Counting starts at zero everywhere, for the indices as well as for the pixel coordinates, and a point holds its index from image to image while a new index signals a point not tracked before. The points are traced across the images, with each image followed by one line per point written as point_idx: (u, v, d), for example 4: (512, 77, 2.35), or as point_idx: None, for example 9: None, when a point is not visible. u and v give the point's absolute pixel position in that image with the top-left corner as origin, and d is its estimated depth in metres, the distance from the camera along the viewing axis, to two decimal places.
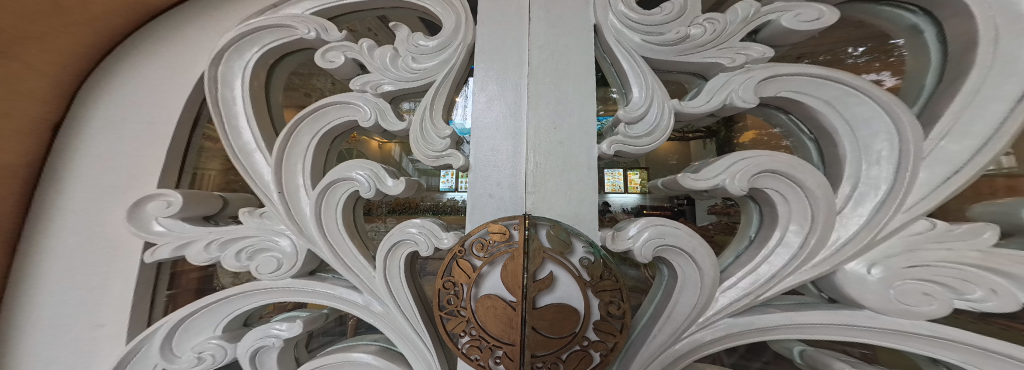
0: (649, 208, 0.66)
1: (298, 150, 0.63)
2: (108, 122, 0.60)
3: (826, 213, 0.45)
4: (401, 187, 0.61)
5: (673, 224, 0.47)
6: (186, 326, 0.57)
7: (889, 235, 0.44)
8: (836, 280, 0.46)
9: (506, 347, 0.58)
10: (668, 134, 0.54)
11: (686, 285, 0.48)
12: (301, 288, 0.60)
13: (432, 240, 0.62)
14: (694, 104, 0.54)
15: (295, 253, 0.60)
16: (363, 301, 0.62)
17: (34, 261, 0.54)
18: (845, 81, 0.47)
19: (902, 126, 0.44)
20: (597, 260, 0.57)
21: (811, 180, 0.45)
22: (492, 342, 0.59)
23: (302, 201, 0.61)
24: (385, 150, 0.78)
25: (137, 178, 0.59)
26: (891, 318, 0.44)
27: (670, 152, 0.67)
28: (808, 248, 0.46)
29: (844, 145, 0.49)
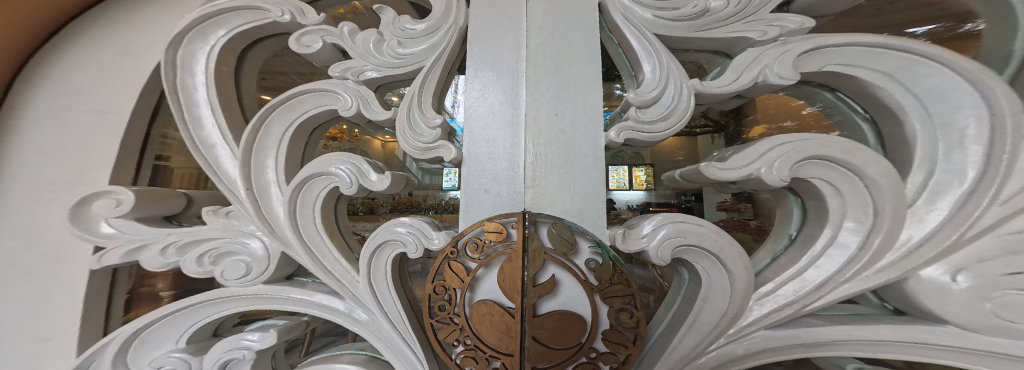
0: (654, 204, 0.61)
1: (270, 141, 0.56)
2: (51, 112, 0.52)
3: (893, 208, 0.40)
4: (386, 183, 0.55)
5: (698, 221, 0.41)
6: (142, 339, 0.50)
7: (981, 234, 0.39)
8: (909, 290, 0.41)
9: (504, 358, 0.53)
10: (687, 117, 0.49)
11: (711, 289, 0.43)
12: (274, 295, 0.54)
13: (421, 240, 0.56)
14: (718, 83, 0.49)
15: (266, 256, 0.53)
16: (344, 309, 0.56)
17: None
18: (909, 48, 0.42)
19: (994, 96, 0.39)
20: (605, 263, 0.51)
21: (872, 167, 0.39)
22: (488, 353, 0.53)
23: (274, 200, 0.54)
24: (390, 149, 0.71)
25: (86, 174, 0.51)
26: (983, 337, 0.39)
27: (677, 148, 0.63)
28: (871, 250, 0.41)
29: (913, 126, 0.44)
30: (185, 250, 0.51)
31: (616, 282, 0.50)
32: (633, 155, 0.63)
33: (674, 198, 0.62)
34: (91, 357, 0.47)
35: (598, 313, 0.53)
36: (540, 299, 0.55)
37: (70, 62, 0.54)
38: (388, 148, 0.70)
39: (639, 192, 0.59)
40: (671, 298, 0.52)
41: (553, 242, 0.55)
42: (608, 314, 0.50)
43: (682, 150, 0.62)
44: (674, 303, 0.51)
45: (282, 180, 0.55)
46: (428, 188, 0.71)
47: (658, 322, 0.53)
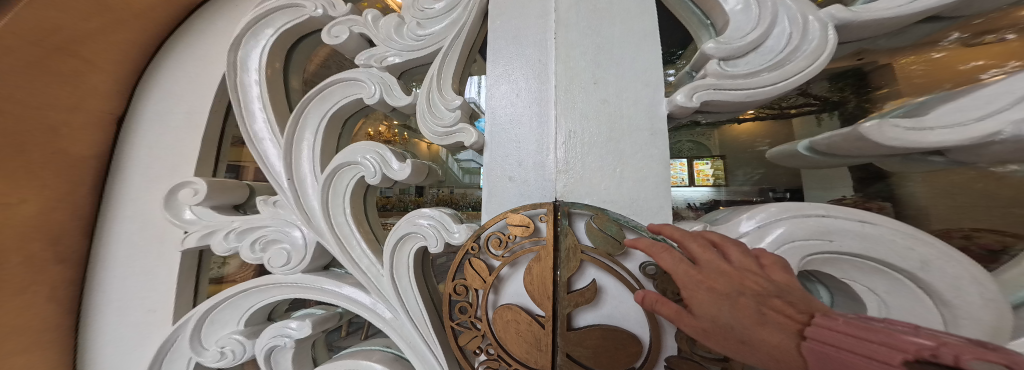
0: (726, 204, 0.45)
1: (309, 133, 0.58)
2: (155, 112, 0.63)
3: None
4: (407, 172, 0.52)
5: (859, 218, 0.32)
6: (211, 319, 0.53)
7: None
8: None
9: None
10: (823, 58, 0.36)
11: (895, 313, 0.33)
12: (309, 286, 0.54)
13: (441, 234, 0.52)
14: (879, 7, 0.35)
15: (303, 246, 0.54)
16: (371, 302, 0.54)
17: (105, 243, 0.59)
18: None
19: None
20: (671, 270, 0.39)
21: None
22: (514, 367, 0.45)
23: (308, 190, 0.55)
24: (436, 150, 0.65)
25: (178, 167, 0.61)
26: None
27: (759, 134, 0.46)
28: None
29: None
30: (241, 236, 0.54)
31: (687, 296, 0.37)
32: (693, 144, 0.48)
33: (756, 195, 0.44)
34: (174, 333, 0.52)
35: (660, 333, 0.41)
36: (577, 309, 0.45)
37: (170, 73, 0.65)
38: (433, 149, 0.65)
39: (705, 189, 0.46)
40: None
41: (596, 241, 0.42)
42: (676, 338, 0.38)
43: (765, 135, 0.45)
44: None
45: (315, 170, 0.56)
46: (468, 187, 0.64)
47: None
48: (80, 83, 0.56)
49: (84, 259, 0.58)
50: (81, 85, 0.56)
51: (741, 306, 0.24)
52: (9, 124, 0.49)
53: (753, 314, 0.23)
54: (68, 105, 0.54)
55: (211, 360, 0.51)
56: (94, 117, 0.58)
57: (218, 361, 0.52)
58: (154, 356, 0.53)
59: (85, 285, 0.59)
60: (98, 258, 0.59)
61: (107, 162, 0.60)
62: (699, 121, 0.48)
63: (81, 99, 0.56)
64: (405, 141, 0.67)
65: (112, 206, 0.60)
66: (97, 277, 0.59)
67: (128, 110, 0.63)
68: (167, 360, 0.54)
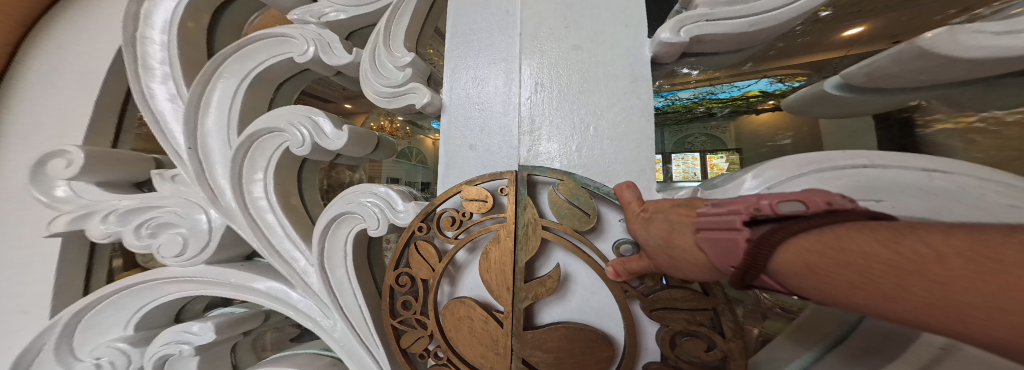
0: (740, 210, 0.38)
1: (226, 97, 0.48)
2: (43, 71, 0.52)
3: None
4: (343, 140, 0.42)
5: (922, 166, 0.26)
6: (86, 324, 0.43)
7: None
8: None
9: None
10: None
11: None
12: (217, 280, 0.44)
13: (386, 213, 0.42)
14: None
15: (207, 232, 0.44)
16: (297, 299, 0.45)
17: None
18: None
19: None
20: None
21: None
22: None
23: (216, 163, 0.46)
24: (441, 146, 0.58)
25: (65, 136, 0.50)
26: None
27: (778, 126, 0.38)
28: None
29: None
30: (126, 219, 0.44)
31: (676, 284, 0.29)
32: (707, 137, 0.40)
33: None
34: (36, 340, 0.42)
35: (640, 333, 0.33)
36: (541, 302, 0.36)
37: (63, 26, 0.54)
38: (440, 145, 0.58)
39: None
40: (826, 320, 0.31)
41: (559, 215, 0.33)
42: (658, 339, 0.29)
43: (786, 127, 0.38)
44: (833, 328, 0.31)
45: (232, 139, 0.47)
46: None
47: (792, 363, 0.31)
48: None
49: None
50: None
51: (654, 224, 0.24)
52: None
53: (666, 226, 0.23)
54: None
55: None
56: None
57: None
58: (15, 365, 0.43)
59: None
60: None
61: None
62: (715, 115, 0.41)
63: None
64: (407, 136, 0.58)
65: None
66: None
67: (9, 68, 0.52)
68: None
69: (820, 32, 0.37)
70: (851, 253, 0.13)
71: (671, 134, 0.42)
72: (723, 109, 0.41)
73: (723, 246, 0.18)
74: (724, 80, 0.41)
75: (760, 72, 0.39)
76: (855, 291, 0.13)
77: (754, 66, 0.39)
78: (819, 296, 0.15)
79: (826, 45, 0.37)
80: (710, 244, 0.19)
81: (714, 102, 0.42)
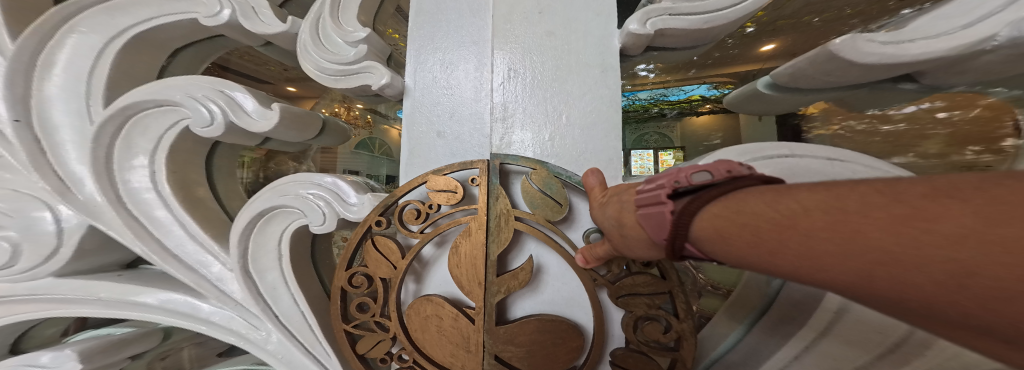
0: None
1: (77, 57, 0.37)
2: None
3: None
4: (270, 123, 0.35)
5: (826, 155, 0.30)
6: None
7: None
8: None
9: None
10: None
11: None
12: (80, 295, 0.36)
13: (335, 207, 0.36)
14: None
15: (54, 236, 0.34)
16: (208, 311, 0.37)
17: None
18: None
19: None
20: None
21: None
22: None
23: (64, 142, 0.36)
24: None
25: None
26: None
27: (713, 127, 0.42)
28: None
29: None
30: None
31: (638, 270, 0.30)
32: (660, 135, 0.42)
33: None
34: None
35: (607, 320, 0.34)
36: (514, 296, 0.36)
37: None
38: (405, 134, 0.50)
39: None
40: (754, 293, 0.34)
41: (531, 206, 0.32)
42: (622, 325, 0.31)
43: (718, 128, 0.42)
44: (756, 297, 0.34)
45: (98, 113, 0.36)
46: None
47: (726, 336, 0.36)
48: None
49: None
50: None
51: (606, 205, 0.25)
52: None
53: (619, 207, 0.23)
54: None
55: None
56: None
57: None
58: None
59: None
60: None
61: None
62: (665, 115, 0.44)
63: None
64: (371, 127, 0.52)
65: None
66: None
67: None
68: None
69: (746, 45, 0.41)
70: (747, 217, 0.15)
71: (629, 132, 0.44)
72: (672, 110, 0.44)
73: (655, 220, 0.19)
74: (673, 83, 0.43)
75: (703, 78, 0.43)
76: (750, 250, 0.14)
77: (697, 73, 0.43)
78: (729, 261, 0.16)
79: (749, 57, 0.42)
80: (648, 220, 0.19)
81: (665, 103, 0.44)
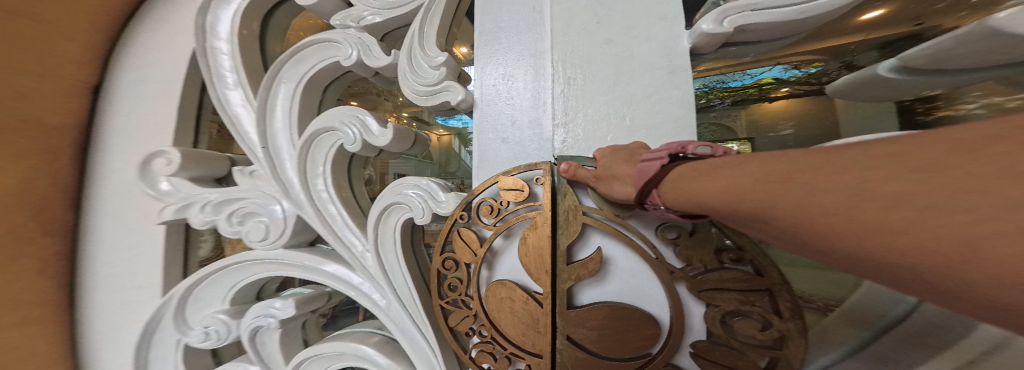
0: None
1: (282, 100, 0.54)
2: (117, 76, 0.61)
3: None
4: (390, 138, 0.47)
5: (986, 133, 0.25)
6: (195, 297, 0.52)
7: None
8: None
9: (530, 358, 0.39)
10: None
11: None
12: (292, 263, 0.51)
13: (428, 203, 0.46)
14: None
15: (276, 222, 0.50)
16: (359, 281, 0.51)
17: (90, 216, 0.58)
18: None
19: None
20: (697, 232, 0.33)
21: None
22: (511, 350, 0.41)
23: (285, 159, 0.51)
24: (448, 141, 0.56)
25: (157, 137, 0.59)
26: None
27: (786, 110, 0.38)
28: None
29: None
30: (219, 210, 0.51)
31: (728, 266, 0.32)
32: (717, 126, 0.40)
33: None
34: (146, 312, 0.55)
35: (686, 314, 0.35)
36: (579, 284, 0.39)
37: (141, 40, 0.61)
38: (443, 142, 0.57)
39: None
40: (879, 304, 0.32)
41: (599, 202, 0.37)
42: (707, 318, 0.33)
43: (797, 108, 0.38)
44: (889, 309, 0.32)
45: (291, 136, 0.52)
46: None
47: (834, 347, 0.34)
48: (44, 44, 0.53)
49: (75, 233, 0.58)
50: (43, 46, 0.52)
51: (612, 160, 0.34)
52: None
53: (624, 158, 0.34)
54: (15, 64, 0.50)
55: (195, 341, 0.50)
56: (67, 85, 0.56)
57: (203, 343, 0.50)
58: (143, 332, 0.52)
59: (76, 263, 0.58)
60: (89, 233, 0.58)
61: (84, 136, 0.59)
62: (716, 106, 0.41)
63: (43, 61, 0.53)
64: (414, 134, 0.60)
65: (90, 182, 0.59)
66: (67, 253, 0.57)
67: (104, 80, 0.61)
68: (156, 337, 0.53)
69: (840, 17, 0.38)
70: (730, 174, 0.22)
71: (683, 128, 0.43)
72: (727, 98, 0.41)
73: (647, 170, 0.29)
74: (733, 69, 0.41)
75: (773, 59, 0.41)
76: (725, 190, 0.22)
77: (758, 57, 0.41)
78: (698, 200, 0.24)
79: (845, 26, 0.38)
80: (643, 174, 0.29)
81: (725, 91, 0.42)
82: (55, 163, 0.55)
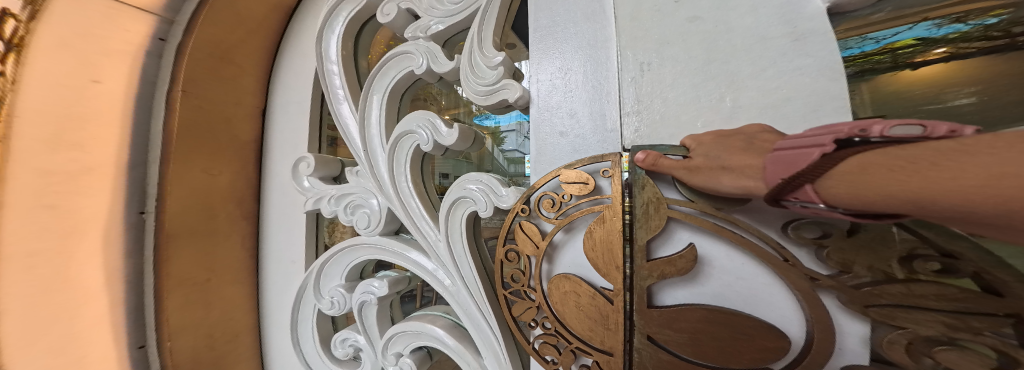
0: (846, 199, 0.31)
1: (371, 109, 0.64)
2: (270, 102, 0.82)
3: None
4: (455, 137, 0.54)
5: None
6: (324, 273, 0.67)
7: None
8: None
9: (597, 354, 0.40)
10: None
11: None
12: (378, 245, 0.62)
13: (490, 197, 0.52)
14: None
15: (371, 214, 0.62)
16: (431, 266, 0.59)
17: (263, 205, 0.81)
18: None
19: None
20: (861, 232, 0.28)
21: None
22: (576, 344, 0.41)
23: (378, 159, 0.62)
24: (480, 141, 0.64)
25: (300, 146, 0.78)
26: None
27: (955, 71, 0.28)
28: None
29: None
30: (339, 200, 0.65)
31: (920, 277, 0.26)
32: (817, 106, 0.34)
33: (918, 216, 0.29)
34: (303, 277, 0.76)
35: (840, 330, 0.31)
36: (663, 284, 0.38)
37: (282, 72, 0.82)
38: None
39: None
40: None
41: (692, 194, 0.34)
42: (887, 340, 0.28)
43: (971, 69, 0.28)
44: None
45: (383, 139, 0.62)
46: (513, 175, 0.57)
47: None
48: (235, 83, 0.75)
49: (257, 218, 0.81)
50: (235, 85, 0.75)
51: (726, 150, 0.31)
52: (193, 125, 0.68)
53: (740, 147, 0.30)
54: (221, 98, 0.72)
55: (327, 308, 0.65)
56: (246, 111, 0.78)
57: (331, 309, 0.65)
58: (296, 298, 0.71)
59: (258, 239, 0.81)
60: (263, 218, 0.81)
61: (258, 148, 0.81)
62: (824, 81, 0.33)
63: (234, 95, 0.75)
64: None
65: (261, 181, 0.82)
66: (256, 231, 0.81)
67: (264, 104, 0.82)
68: (303, 299, 0.71)
69: None
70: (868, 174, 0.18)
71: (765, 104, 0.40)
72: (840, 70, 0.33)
73: (789, 160, 0.24)
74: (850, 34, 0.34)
75: (917, 15, 0.31)
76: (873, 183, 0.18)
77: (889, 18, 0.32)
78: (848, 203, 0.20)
79: None
80: (785, 166, 0.24)
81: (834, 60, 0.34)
82: (244, 167, 0.78)
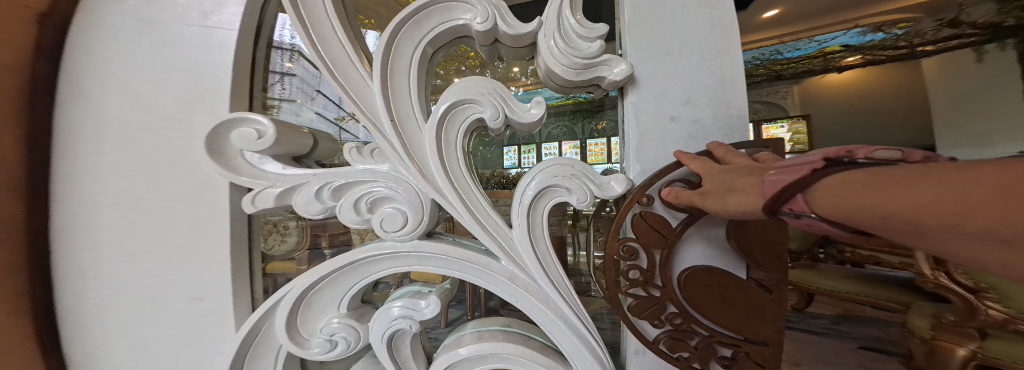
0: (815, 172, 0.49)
1: (399, 68, 0.46)
2: (138, 20, 0.46)
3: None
4: (541, 111, 0.42)
5: None
6: (308, 301, 0.44)
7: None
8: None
9: (745, 345, 0.38)
10: None
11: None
12: (432, 254, 0.44)
13: (589, 186, 0.42)
14: None
15: (401, 214, 0.43)
16: (501, 270, 0.44)
17: (82, 202, 0.45)
18: None
19: None
20: None
21: None
22: (716, 338, 0.39)
23: (417, 133, 0.45)
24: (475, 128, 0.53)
25: (199, 104, 0.46)
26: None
27: None
28: None
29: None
30: (337, 197, 0.44)
31: None
32: None
33: None
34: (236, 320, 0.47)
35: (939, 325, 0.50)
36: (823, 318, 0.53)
37: None
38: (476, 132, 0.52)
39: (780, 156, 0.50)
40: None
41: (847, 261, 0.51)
42: None
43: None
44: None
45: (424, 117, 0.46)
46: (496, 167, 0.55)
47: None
48: None
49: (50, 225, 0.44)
50: None
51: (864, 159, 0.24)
52: None
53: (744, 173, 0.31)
54: None
55: (320, 352, 0.43)
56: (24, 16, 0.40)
57: (327, 352, 0.44)
58: (244, 341, 0.44)
59: (56, 261, 0.44)
60: (87, 224, 0.45)
61: (53, 91, 0.43)
62: None
63: None
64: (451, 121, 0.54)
65: (96, 160, 0.45)
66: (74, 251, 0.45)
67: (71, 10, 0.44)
68: (261, 338, 0.46)
69: None
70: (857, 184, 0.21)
71: None
72: None
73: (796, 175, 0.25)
74: None
75: None
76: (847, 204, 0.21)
77: None
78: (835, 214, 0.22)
79: None
80: (835, 184, 0.22)
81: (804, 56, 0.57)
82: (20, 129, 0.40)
